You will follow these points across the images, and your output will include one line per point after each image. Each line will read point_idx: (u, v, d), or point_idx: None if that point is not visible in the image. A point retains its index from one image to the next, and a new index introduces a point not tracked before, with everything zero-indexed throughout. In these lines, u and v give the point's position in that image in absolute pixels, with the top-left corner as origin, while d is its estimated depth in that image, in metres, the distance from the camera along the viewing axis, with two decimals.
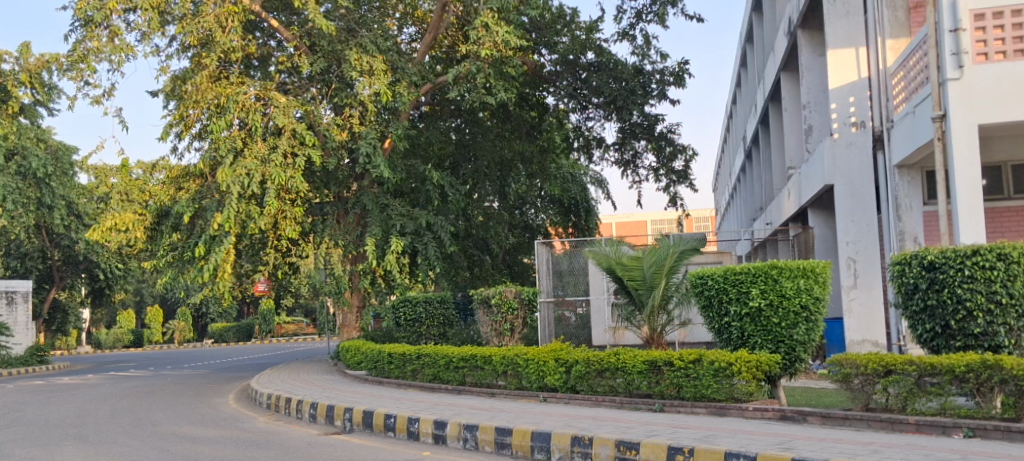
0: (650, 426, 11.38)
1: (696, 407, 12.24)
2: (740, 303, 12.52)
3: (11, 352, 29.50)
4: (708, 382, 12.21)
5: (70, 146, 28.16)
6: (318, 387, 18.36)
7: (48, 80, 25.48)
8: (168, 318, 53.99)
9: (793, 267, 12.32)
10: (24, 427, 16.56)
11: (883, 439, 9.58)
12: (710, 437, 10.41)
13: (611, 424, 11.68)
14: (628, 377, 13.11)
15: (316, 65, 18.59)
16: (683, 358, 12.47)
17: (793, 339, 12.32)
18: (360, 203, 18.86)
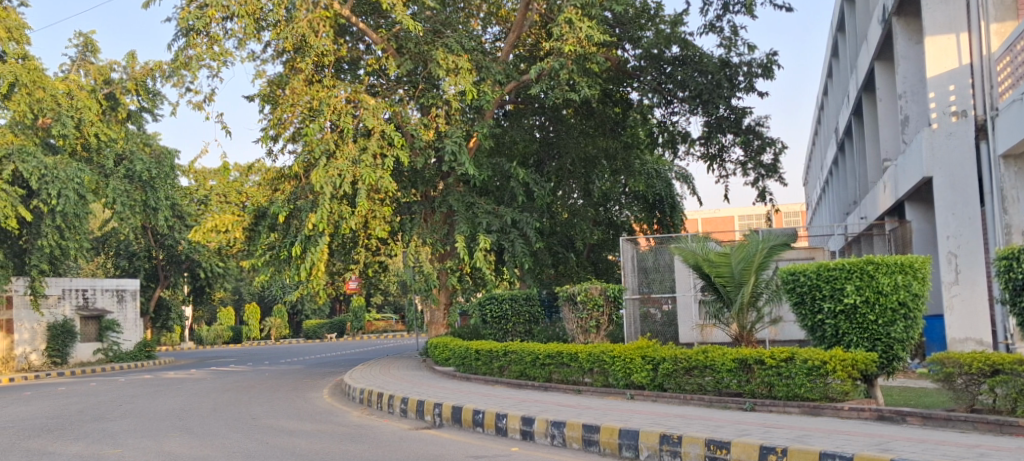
0: (740, 425, 11.26)
1: (789, 407, 11.99)
2: (834, 300, 12.27)
3: (120, 349, 30.96)
4: (800, 381, 11.97)
5: (174, 150, 29.41)
6: (409, 383, 18.75)
7: (152, 87, 26.85)
8: (265, 315, 55.82)
9: (890, 263, 11.98)
10: (135, 419, 17.43)
11: (991, 442, 9.27)
12: (803, 437, 10.25)
13: (700, 423, 11.59)
14: (717, 376, 13.00)
15: (404, 67, 19.01)
16: (775, 356, 12.30)
17: (891, 337, 11.94)
18: (447, 203, 19.18)
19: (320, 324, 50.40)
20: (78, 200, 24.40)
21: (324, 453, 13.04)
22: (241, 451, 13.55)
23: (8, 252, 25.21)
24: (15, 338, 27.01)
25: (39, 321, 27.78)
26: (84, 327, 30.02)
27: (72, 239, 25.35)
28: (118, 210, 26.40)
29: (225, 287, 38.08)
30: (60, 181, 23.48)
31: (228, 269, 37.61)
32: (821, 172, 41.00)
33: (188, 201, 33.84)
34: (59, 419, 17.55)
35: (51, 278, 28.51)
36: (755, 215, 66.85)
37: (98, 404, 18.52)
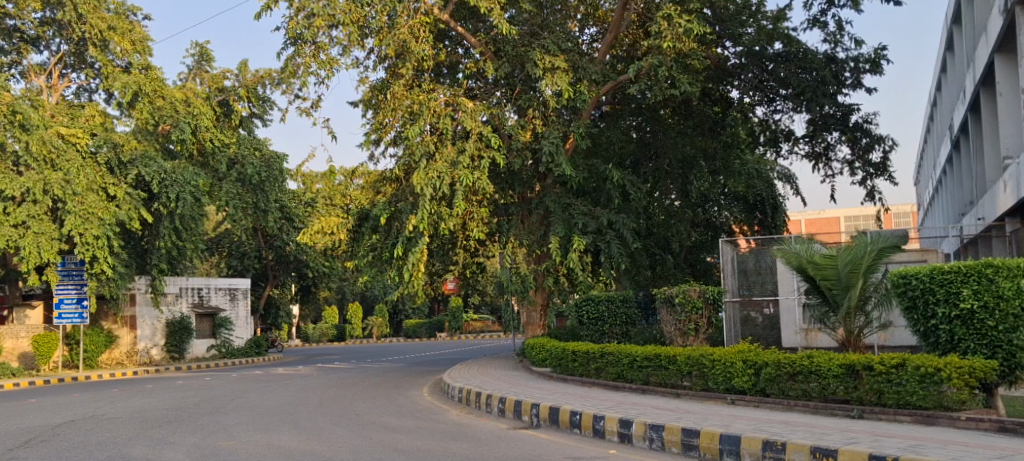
0: (848, 433, 10.91)
1: (899, 415, 11.53)
2: (949, 305, 11.70)
3: (232, 345, 32.59)
4: (913, 389, 11.46)
5: (284, 154, 30.43)
6: (506, 382, 18.90)
7: (262, 93, 28.05)
8: (367, 313, 57.28)
9: (1011, 265, 11.42)
10: (248, 413, 18.20)
11: None
12: (916, 447, 9.89)
13: (805, 429, 11.29)
14: (822, 382, 12.59)
15: (502, 70, 19.14)
16: (884, 362, 11.84)
17: (1013, 344, 11.39)
18: (543, 204, 19.25)
19: (419, 323, 51.32)
20: (194, 203, 25.63)
21: (424, 450, 13.29)
22: (348, 446, 13.94)
23: (132, 252, 26.44)
24: (138, 333, 28.41)
25: (159, 319, 29.19)
26: (200, 324, 31.41)
27: (188, 240, 26.72)
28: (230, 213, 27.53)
29: (329, 286, 39.39)
30: (178, 185, 24.77)
31: (333, 269, 38.83)
32: (931, 170, 39.15)
33: (296, 203, 35.09)
34: (179, 411, 18.49)
35: (170, 276, 29.94)
36: (863, 216, 64.49)
37: (213, 398, 19.42)
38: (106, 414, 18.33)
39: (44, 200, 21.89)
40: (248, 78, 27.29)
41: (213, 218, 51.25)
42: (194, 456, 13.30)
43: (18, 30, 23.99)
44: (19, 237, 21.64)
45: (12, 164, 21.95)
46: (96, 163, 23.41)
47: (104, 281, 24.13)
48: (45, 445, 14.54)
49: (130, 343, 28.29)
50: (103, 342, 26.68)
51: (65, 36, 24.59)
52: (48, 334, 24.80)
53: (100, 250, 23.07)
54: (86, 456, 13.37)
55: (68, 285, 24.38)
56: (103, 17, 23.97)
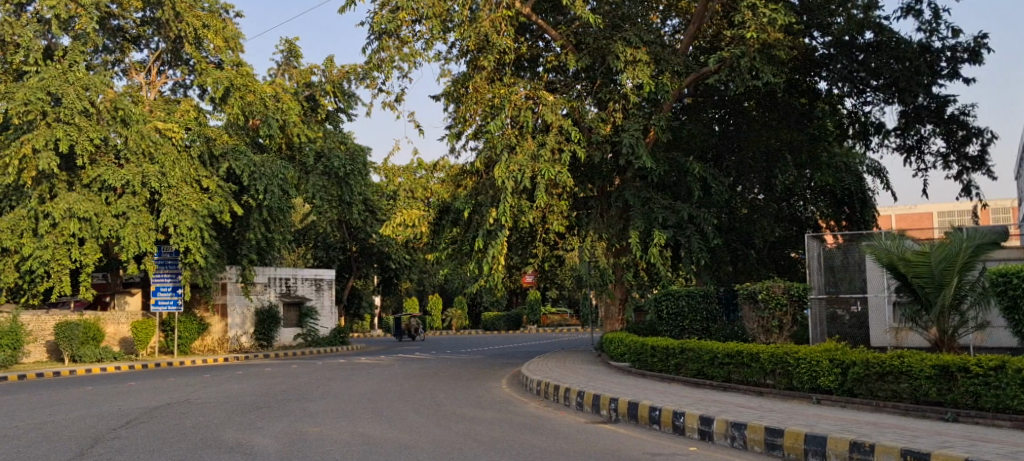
0: (941, 436, 10.47)
1: (999, 420, 11.07)
2: None
3: (318, 334, 33.55)
4: (1014, 393, 10.92)
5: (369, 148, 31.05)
6: (584, 376, 18.84)
7: (348, 89, 28.83)
8: (447, 305, 58.20)
9: None
10: (333, 400, 18.62)
11: None
12: (1016, 453, 9.43)
13: (894, 431, 10.88)
14: (914, 383, 12.16)
15: (582, 63, 19.07)
16: (982, 364, 11.35)
17: None
18: (622, 198, 19.03)
19: (498, 316, 51.81)
20: (283, 195, 26.41)
21: (503, 442, 13.31)
22: (428, 435, 14.09)
23: (223, 242, 27.40)
24: (229, 321, 29.53)
25: (248, 306, 30.23)
26: (286, 312, 32.44)
27: (277, 231, 27.58)
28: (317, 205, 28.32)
29: (411, 278, 40.08)
30: (266, 178, 25.67)
31: (414, 261, 39.48)
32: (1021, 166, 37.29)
33: (379, 196, 35.92)
34: (268, 397, 19.05)
35: (259, 267, 30.95)
36: (958, 211, 62.08)
37: (299, 385, 19.92)
38: (199, 399, 19.02)
39: (142, 192, 22.97)
40: (334, 74, 28.03)
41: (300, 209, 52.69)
42: (282, 441, 13.67)
43: (120, 29, 25.14)
44: (120, 227, 22.77)
45: (114, 157, 23.07)
46: (190, 156, 24.33)
47: (197, 270, 25.07)
48: (143, 427, 15.14)
49: (221, 331, 29.38)
50: (197, 329, 27.63)
51: (163, 35, 25.62)
52: (146, 320, 25.86)
53: (193, 241, 23.86)
54: (181, 438, 13.87)
55: (164, 274, 25.32)
56: (198, 15, 24.99)
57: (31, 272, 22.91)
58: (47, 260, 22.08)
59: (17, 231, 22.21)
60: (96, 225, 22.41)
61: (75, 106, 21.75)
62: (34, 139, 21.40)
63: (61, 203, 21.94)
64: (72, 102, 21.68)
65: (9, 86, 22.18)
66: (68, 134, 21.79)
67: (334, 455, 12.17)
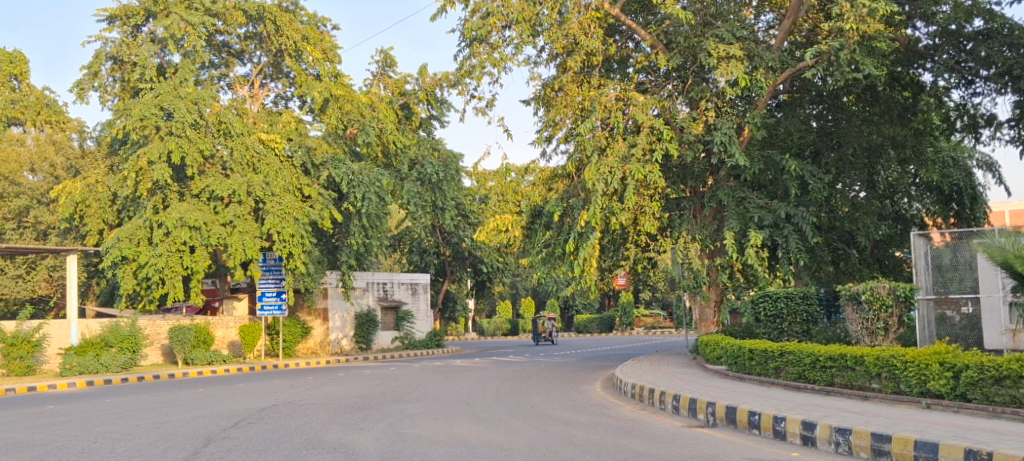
0: None
1: None
2: None
3: (415, 337, 34.38)
4: None
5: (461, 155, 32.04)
6: (681, 380, 18.54)
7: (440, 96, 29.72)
8: (540, 308, 58.68)
9: None
10: (430, 402, 18.86)
11: None
12: None
13: (1013, 438, 10.31)
14: None
15: (673, 62, 18.87)
16: None
17: None
18: (716, 197, 18.96)
19: (590, 318, 52.00)
20: (379, 202, 27.02)
21: (597, 444, 13.16)
22: (524, 437, 14.10)
23: (323, 249, 28.19)
24: (330, 325, 30.45)
25: (349, 311, 31.25)
26: (384, 316, 33.29)
27: (374, 237, 28.44)
28: (412, 211, 28.94)
29: (503, 281, 40.57)
30: (364, 186, 26.32)
31: (506, 264, 39.99)
32: None
33: (471, 200, 36.57)
34: (368, 398, 19.47)
35: (359, 272, 31.86)
36: None
37: (398, 387, 20.29)
38: (304, 400, 19.59)
39: (247, 201, 23.89)
40: (427, 82, 28.75)
41: (396, 216, 53.89)
42: (384, 441, 13.90)
43: (225, 44, 26.31)
44: (227, 235, 23.56)
45: (221, 168, 24.24)
46: (293, 166, 25.44)
47: (299, 276, 25.79)
48: (253, 427, 15.66)
49: (323, 333, 30.35)
50: (300, 332, 28.61)
51: (265, 49, 26.62)
52: (253, 324, 26.89)
53: (296, 247, 24.55)
54: (288, 437, 14.23)
55: (268, 279, 26.24)
56: (297, 29, 25.95)
57: (147, 279, 23.97)
58: (162, 267, 23.11)
59: (134, 240, 23.34)
60: (205, 234, 23.29)
61: (185, 120, 22.91)
62: (149, 153, 22.68)
63: (173, 213, 23.09)
64: (183, 116, 22.84)
65: (126, 103, 23.47)
66: (179, 147, 22.95)
67: (435, 455, 12.31)
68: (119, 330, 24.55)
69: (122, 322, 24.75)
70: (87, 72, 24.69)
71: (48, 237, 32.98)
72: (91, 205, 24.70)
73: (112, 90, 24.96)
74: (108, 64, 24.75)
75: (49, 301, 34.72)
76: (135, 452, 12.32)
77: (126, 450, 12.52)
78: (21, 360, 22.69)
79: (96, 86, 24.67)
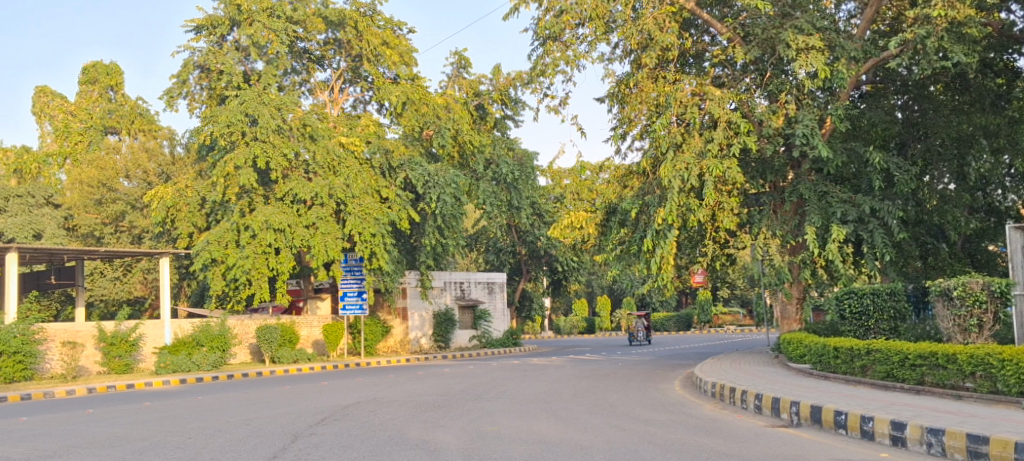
0: None
1: None
2: None
3: (493, 336, 34.58)
4: None
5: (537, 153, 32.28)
6: (763, 379, 18.17)
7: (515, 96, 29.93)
8: (616, 306, 58.49)
9: None
10: (509, 400, 18.92)
11: None
12: None
13: None
14: None
15: (751, 54, 18.41)
16: None
17: None
18: (797, 192, 18.61)
19: (667, 316, 51.67)
20: (455, 202, 27.36)
21: (677, 442, 12.94)
22: (602, 435, 13.98)
23: (401, 249, 28.81)
24: (410, 323, 31.01)
25: (427, 310, 31.76)
26: (461, 315, 33.72)
27: (451, 237, 28.79)
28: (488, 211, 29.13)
29: (579, 280, 40.71)
30: (440, 186, 26.72)
31: (581, 262, 40.16)
32: None
33: (546, 199, 36.75)
34: (448, 396, 19.65)
35: (436, 271, 32.35)
36: None
37: (476, 385, 20.44)
38: (386, 398, 19.91)
39: (329, 203, 24.52)
40: (500, 82, 29.13)
41: (474, 216, 54.40)
42: (464, 438, 13.97)
43: (306, 51, 27.07)
44: (310, 237, 24.25)
45: (303, 172, 24.90)
46: (371, 168, 25.98)
47: (381, 276, 26.49)
48: (337, 424, 15.94)
49: (403, 332, 30.91)
50: (380, 332, 29.15)
51: (344, 54, 27.44)
52: (336, 323, 27.59)
53: (379, 247, 25.22)
54: (371, 434, 14.44)
55: (350, 280, 26.57)
56: (376, 34, 26.95)
57: (234, 280, 24.64)
58: (249, 268, 23.78)
59: (222, 243, 24.08)
60: (290, 236, 24.01)
61: (269, 126, 23.70)
62: (235, 159, 23.35)
63: (259, 215, 23.77)
64: (267, 122, 23.64)
65: (212, 110, 24.21)
66: (265, 152, 23.72)
67: (516, 452, 12.32)
68: (209, 330, 25.33)
69: (212, 322, 25.48)
70: (176, 81, 25.62)
71: (142, 240, 34.37)
72: (182, 209, 25.69)
73: (200, 98, 25.86)
74: (196, 73, 25.64)
75: (145, 302, 36.33)
76: (225, 448, 12.56)
77: (217, 445, 12.86)
78: (120, 358, 23.73)
79: (185, 94, 25.60)
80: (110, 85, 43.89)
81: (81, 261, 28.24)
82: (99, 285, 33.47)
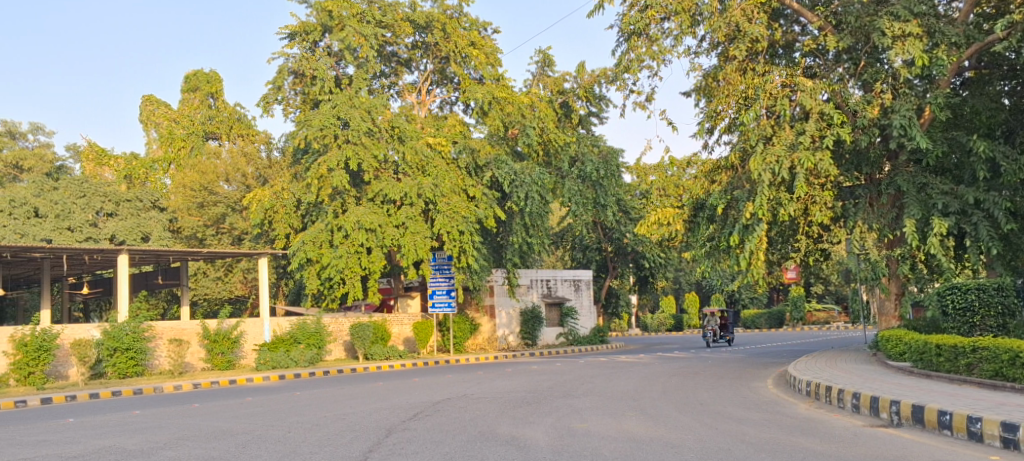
0: None
1: None
2: None
3: (579, 333, 34.58)
4: None
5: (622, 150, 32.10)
6: (860, 377, 17.63)
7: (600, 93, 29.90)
8: (704, 303, 57.75)
9: None
10: (598, 397, 18.83)
11: None
12: None
13: None
14: None
15: (844, 42, 17.91)
16: None
17: None
18: (894, 184, 17.96)
19: (758, 313, 50.77)
20: (542, 201, 27.51)
21: (771, 441, 12.63)
22: (693, 433, 13.77)
23: (488, 247, 29.21)
24: (497, 321, 31.29)
25: (514, 307, 31.95)
26: (548, 313, 33.77)
27: (537, 236, 28.90)
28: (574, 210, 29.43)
29: (666, 277, 40.30)
30: (526, 185, 26.92)
31: (669, 259, 39.75)
32: None
33: (631, 196, 36.53)
34: (537, 393, 19.69)
35: (523, 269, 32.46)
36: None
37: (565, 382, 20.43)
38: (475, 394, 20.08)
39: (418, 202, 24.89)
40: (585, 79, 29.08)
41: (558, 214, 54.47)
42: (553, 435, 13.96)
43: (394, 54, 27.78)
44: (400, 236, 24.66)
45: (393, 173, 25.31)
46: (457, 168, 26.31)
47: (469, 273, 26.96)
48: (429, 420, 16.14)
49: (490, 330, 31.20)
50: (468, 329, 29.54)
51: (430, 56, 28.00)
52: (425, 322, 28.01)
53: (466, 246, 25.55)
54: (461, 430, 14.57)
55: (440, 278, 26.78)
56: (462, 35, 27.35)
57: (329, 279, 25.26)
58: (342, 268, 24.34)
59: (317, 243, 24.71)
60: (381, 235, 24.45)
61: (360, 128, 24.23)
62: (328, 161, 23.90)
63: (351, 216, 24.29)
64: (359, 125, 24.17)
65: (307, 114, 24.89)
66: (356, 154, 24.20)
67: (605, 450, 12.25)
68: (306, 327, 26.07)
69: (308, 320, 26.26)
70: (271, 87, 26.39)
71: (242, 241, 35.58)
72: (279, 210, 26.58)
73: (294, 103, 26.58)
74: (291, 79, 26.36)
75: (245, 301, 37.63)
76: (321, 442, 12.85)
77: (314, 439, 13.17)
78: (223, 355, 24.51)
79: (280, 100, 26.34)
80: (209, 93, 45.69)
81: (186, 262, 29.39)
82: (202, 284, 34.78)
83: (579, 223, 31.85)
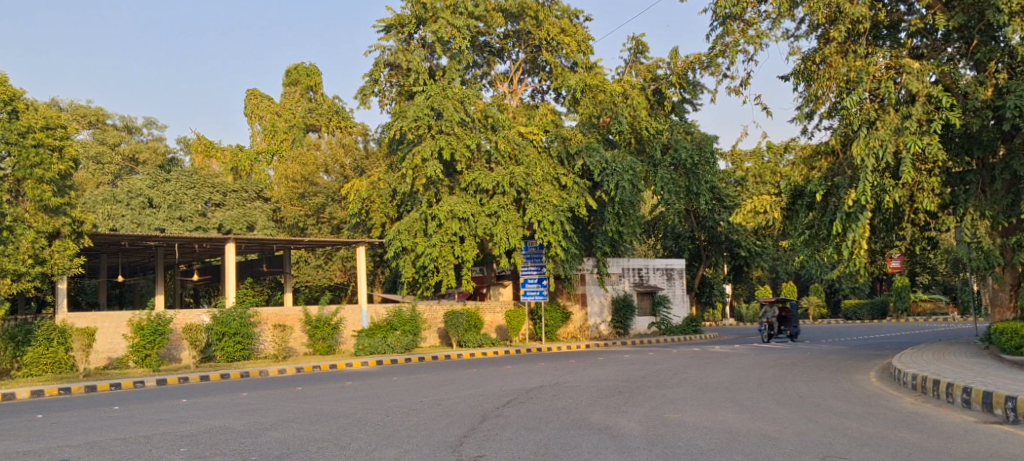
0: None
1: None
2: None
3: (672, 322, 34.15)
4: None
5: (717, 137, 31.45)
6: (971, 372, 16.87)
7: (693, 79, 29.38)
8: (802, 293, 56.33)
9: None
10: (693, 388, 18.57)
11: None
12: None
13: None
14: None
15: (954, 21, 17.21)
16: None
17: None
18: (1009, 168, 17.05)
19: (860, 304, 49.24)
20: (634, 189, 27.20)
21: (876, 436, 12.21)
22: (794, 426, 13.43)
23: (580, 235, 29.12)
24: (589, 309, 31.24)
25: (605, 296, 31.77)
26: (640, 301, 33.52)
27: (630, 225, 28.60)
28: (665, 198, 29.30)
29: (762, 266, 39.48)
30: (618, 174, 26.61)
31: (765, 248, 38.88)
32: None
33: (726, 183, 35.83)
34: (630, 382, 19.53)
35: (614, 258, 32.23)
36: None
37: (658, 372, 20.21)
38: (569, 383, 20.04)
39: (510, 191, 24.95)
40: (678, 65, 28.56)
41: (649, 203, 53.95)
42: (648, 425, 13.82)
43: (486, 45, 27.95)
44: (493, 225, 24.81)
45: (485, 162, 25.45)
46: (549, 156, 26.54)
47: (561, 262, 26.85)
48: (523, 407, 16.17)
49: (582, 318, 31.30)
50: (560, 317, 29.63)
51: (523, 45, 28.07)
52: (517, 310, 28.17)
53: (556, 235, 25.47)
54: (555, 418, 14.55)
55: (532, 267, 26.82)
56: (554, 23, 27.38)
57: (424, 267, 25.62)
58: (436, 256, 24.60)
59: (412, 232, 25.12)
60: (474, 224, 24.64)
61: (452, 118, 24.39)
62: (422, 151, 24.20)
63: (445, 205, 24.52)
64: (452, 115, 24.34)
65: (402, 105, 25.28)
66: (450, 143, 24.41)
67: (702, 441, 12.04)
68: (402, 314, 26.49)
69: (403, 307, 26.72)
70: (368, 79, 26.81)
71: (340, 230, 36.35)
72: (375, 200, 27.07)
73: (390, 95, 26.95)
74: (386, 71, 26.72)
75: (346, 288, 38.50)
76: (419, 427, 12.99)
77: (412, 424, 13.33)
78: (324, 340, 25.13)
79: (377, 92, 26.77)
80: (309, 86, 47.18)
81: (288, 250, 30.27)
82: (303, 271, 35.77)
83: (672, 211, 31.44)
